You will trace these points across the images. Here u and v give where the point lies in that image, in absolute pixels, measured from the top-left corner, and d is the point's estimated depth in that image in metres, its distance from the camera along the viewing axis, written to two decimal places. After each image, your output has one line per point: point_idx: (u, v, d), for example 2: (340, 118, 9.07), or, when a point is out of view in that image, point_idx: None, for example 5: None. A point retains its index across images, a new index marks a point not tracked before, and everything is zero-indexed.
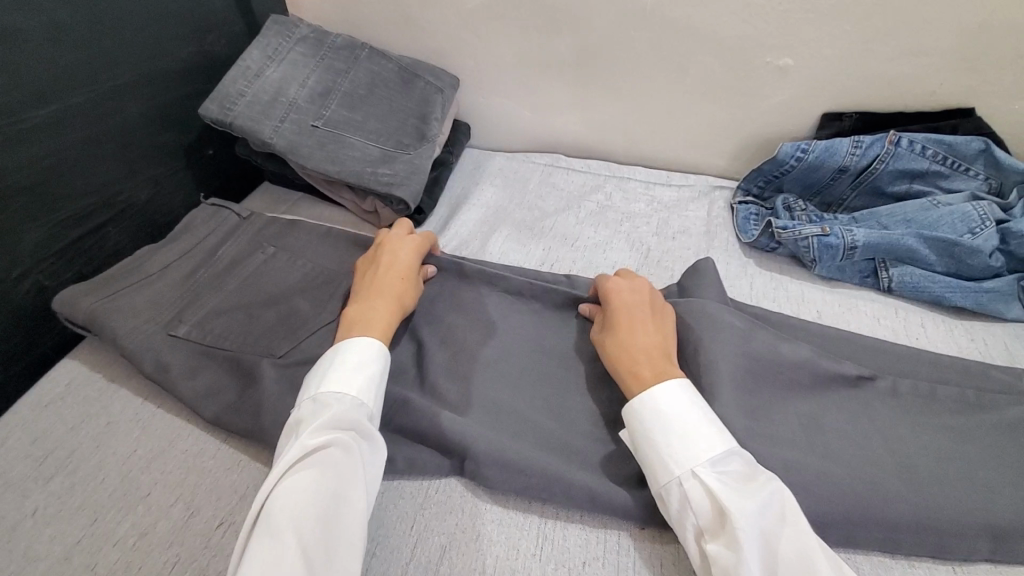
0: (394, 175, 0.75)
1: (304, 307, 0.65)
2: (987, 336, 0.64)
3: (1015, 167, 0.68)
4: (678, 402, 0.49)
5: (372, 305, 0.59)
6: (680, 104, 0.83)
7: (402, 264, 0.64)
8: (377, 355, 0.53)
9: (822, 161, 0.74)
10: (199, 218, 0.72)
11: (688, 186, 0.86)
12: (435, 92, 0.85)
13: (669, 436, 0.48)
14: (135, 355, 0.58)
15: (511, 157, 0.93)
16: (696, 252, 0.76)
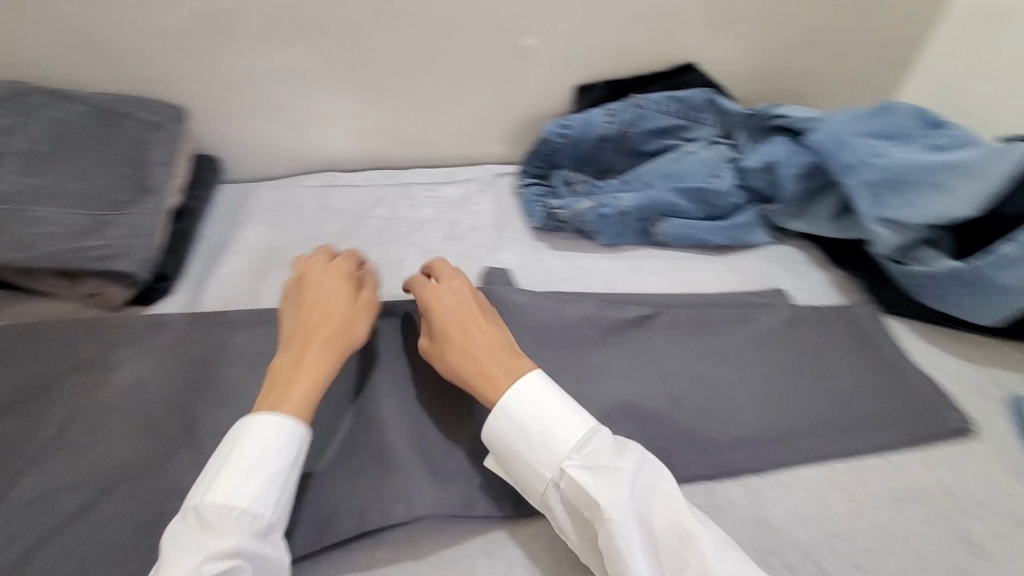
0: (109, 244, 0.61)
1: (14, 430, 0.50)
2: (745, 269, 0.72)
3: (734, 110, 0.76)
4: (527, 397, 0.48)
5: (301, 355, 0.50)
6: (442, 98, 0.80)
7: (336, 302, 0.54)
8: (285, 438, 0.45)
9: (586, 133, 0.75)
10: None
11: (468, 180, 0.83)
12: (150, 130, 0.68)
13: (531, 439, 0.47)
14: None
15: (276, 186, 0.82)
16: (491, 249, 0.73)
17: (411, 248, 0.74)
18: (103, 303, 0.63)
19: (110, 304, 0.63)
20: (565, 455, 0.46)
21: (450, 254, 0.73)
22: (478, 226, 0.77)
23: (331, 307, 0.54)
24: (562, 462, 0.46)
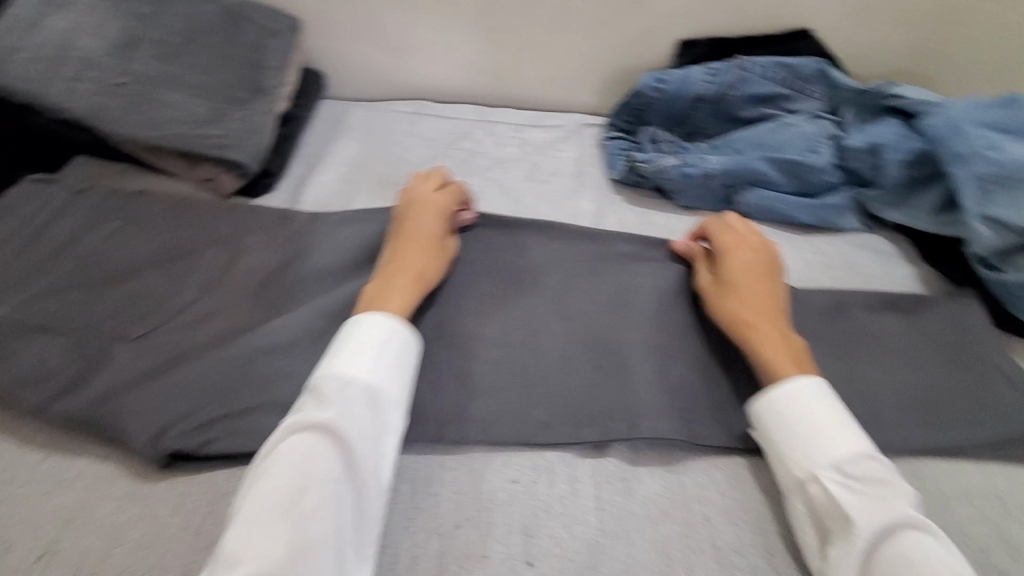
0: (226, 135, 0.65)
1: (158, 283, 0.54)
2: (892, 250, 0.68)
3: (847, 85, 0.72)
4: (821, 404, 0.44)
5: (392, 283, 0.51)
6: (540, 39, 0.80)
7: (428, 237, 0.55)
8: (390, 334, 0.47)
9: (836, 84, 0.73)
10: (21, 196, 0.60)
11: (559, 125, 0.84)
12: (270, 36, 0.75)
13: (807, 438, 0.43)
14: None
15: (371, 107, 0.86)
16: (568, 193, 0.74)
17: (491, 181, 0.74)
18: (215, 188, 0.68)
19: (222, 190, 0.68)
20: (824, 460, 0.42)
21: (559, 214, 0.71)
22: (599, 180, 0.75)
23: (420, 239, 0.54)
24: (816, 464, 0.42)
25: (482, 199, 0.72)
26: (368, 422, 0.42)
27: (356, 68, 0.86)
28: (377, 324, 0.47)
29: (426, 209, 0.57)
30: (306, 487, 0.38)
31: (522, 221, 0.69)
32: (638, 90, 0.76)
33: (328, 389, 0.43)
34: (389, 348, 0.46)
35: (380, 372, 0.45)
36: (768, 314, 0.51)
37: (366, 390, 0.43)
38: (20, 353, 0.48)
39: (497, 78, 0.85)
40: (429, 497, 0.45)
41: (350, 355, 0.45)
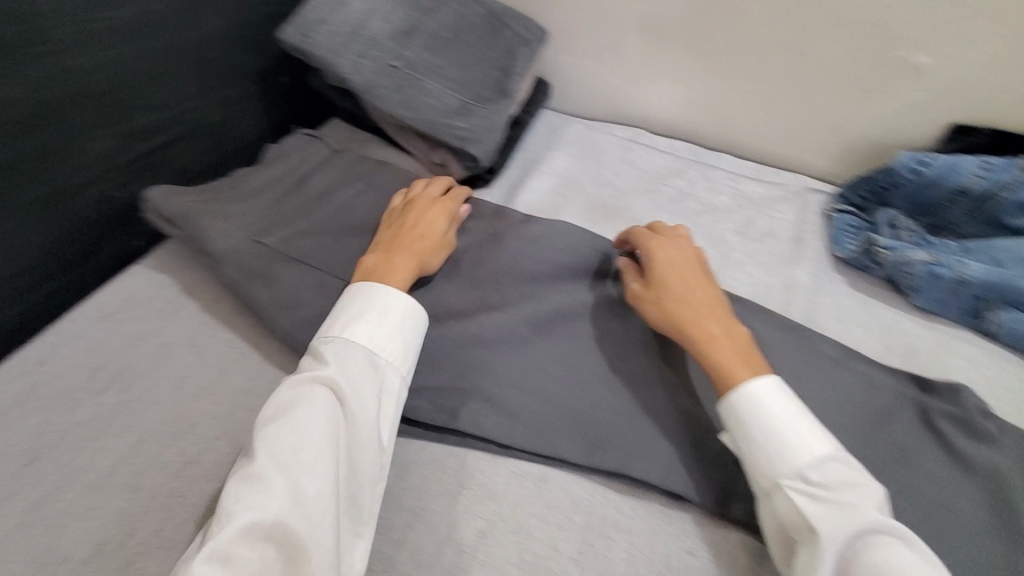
0: (470, 130, 0.69)
1: (392, 242, 0.59)
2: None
3: None
4: (796, 411, 0.44)
5: (392, 259, 0.54)
6: (786, 93, 0.76)
7: (435, 229, 0.57)
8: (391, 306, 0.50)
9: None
10: (294, 145, 0.69)
11: (781, 183, 0.79)
12: (521, 44, 0.78)
13: (772, 442, 0.43)
14: (219, 259, 0.54)
15: (589, 125, 0.87)
16: (781, 260, 0.69)
17: (700, 227, 0.71)
18: (443, 173, 0.73)
19: (449, 176, 0.73)
20: (785, 478, 0.42)
21: (769, 279, 0.66)
22: (817, 256, 0.70)
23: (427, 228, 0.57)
24: (779, 478, 0.42)
25: (689, 243, 0.70)
26: (368, 387, 0.46)
27: (585, 85, 0.87)
28: (378, 292, 0.50)
29: (681, 246, 0.56)
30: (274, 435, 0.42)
31: (728, 276, 0.66)
32: (891, 167, 0.69)
33: (335, 350, 0.47)
34: (399, 328, 0.49)
35: (377, 339, 0.48)
36: (724, 322, 0.50)
37: (367, 355, 0.47)
38: (277, 283, 0.54)
39: (725, 122, 0.82)
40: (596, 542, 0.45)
41: (361, 323, 0.49)
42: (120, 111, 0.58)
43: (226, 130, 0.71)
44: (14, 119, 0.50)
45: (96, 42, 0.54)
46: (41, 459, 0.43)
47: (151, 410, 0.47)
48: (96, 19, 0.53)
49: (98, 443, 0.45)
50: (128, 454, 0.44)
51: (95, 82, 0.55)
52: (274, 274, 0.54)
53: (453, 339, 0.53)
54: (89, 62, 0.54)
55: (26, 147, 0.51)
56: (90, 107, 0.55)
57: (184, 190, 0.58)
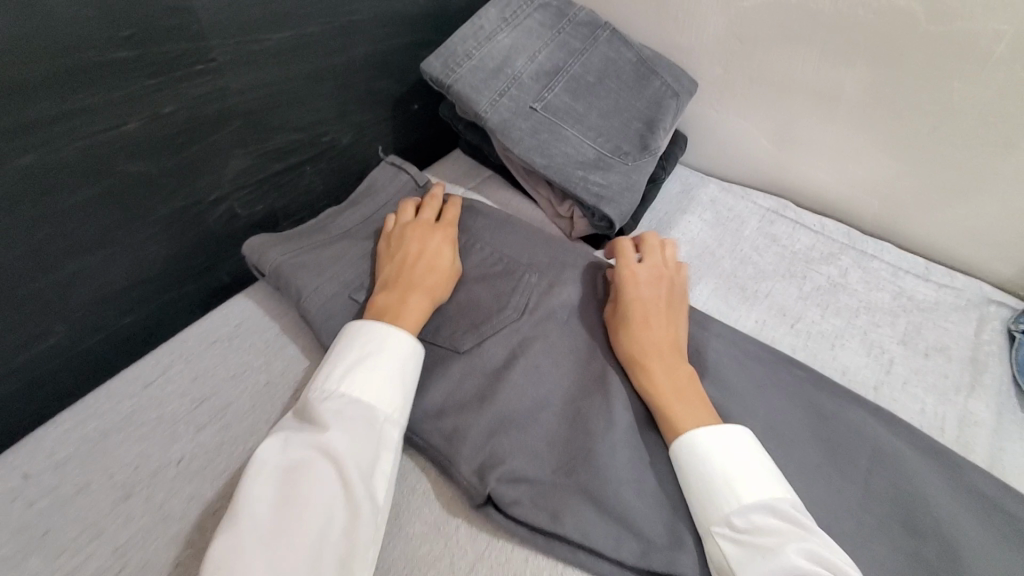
0: (605, 186, 0.63)
1: (484, 298, 0.55)
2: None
3: None
4: (741, 456, 0.42)
5: (407, 301, 0.50)
6: (982, 187, 0.64)
7: (443, 260, 0.54)
8: (370, 336, 0.46)
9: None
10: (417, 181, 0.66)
11: (954, 288, 0.67)
12: (670, 96, 0.72)
13: (708, 484, 0.41)
14: (313, 321, 0.51)
15: (726, 188, 0.78)
16: (955, 386, 0.58)
17: (855, 329, 0.62)
18: (566, 225, 0.68)
19: (572, 230, 0.67)
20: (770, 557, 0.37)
21: (940, 408, 0.56)
22: (1000, 387, 0.58)
23: (433, 258, 0.53)
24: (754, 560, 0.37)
25: (840, 347, 0.60)
26: (370, 447, 0.41)
27: (727, 145, 0.80)
28: (372, 332, 0.46)
29: (654, 275, 0.54)
30: (278, 514, 0.38)
31: (888, 397, 0.56)
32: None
33: (333, 406, 0.42)
34: (400, 373, 0.45)
35: (376, 393, 0.43)
36: (668, 361, 0.48)
37: (364, 408, 0.43)
38: None
39: (890, 206, 0.71)
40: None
41: (367, 372, 0.44)
42: (260, 133, 0.57)
43: (353, 154, 0.69)
44: (166, 135, 0.49)
45: (253, 65, 0.53)
46: (134, 496, 0.41)
47: (247, 457, 0.44)
48: (257, 41, 0.52)
49: (192, 488, 0.42)
50: (219, 506, 0.41)
51: (244, 102, 0.54)
52: None
53: (569, 431, 0.47)
54: (241, 84, 0.53)
55: (170, 164, 0.51)
56: (235, 128, 0.55)
57: (278, 242, 0.56)
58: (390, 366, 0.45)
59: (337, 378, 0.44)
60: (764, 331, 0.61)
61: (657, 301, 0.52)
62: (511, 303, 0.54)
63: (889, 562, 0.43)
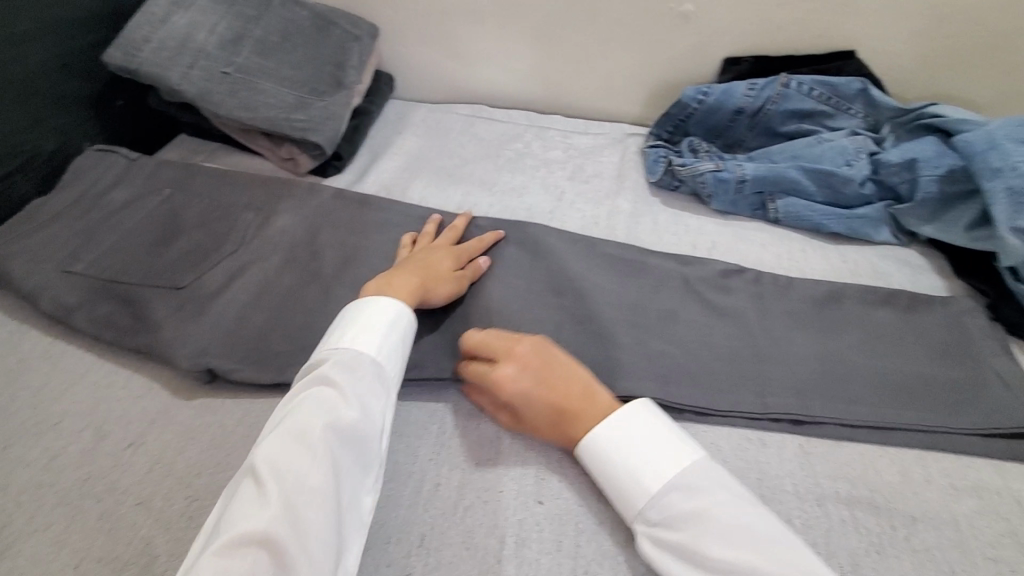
0: (308, 121, 0.75)
1: (205, 241, 0.64)
2: (924, 263, 0.68)
3: (888, 104, 0.74)
4: (643, 423, 0.44)
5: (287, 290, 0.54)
6: (593, 52, 0.86)
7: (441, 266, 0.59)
8: (389, 309, 0.51)
9: (875, 104, 0.75)
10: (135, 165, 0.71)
11: (604, 133, 0.89)
12: (351, 40, 0.84)
13: (631, 468, 0.42)
14: (33, 295, 0.57)
15: (432, 108, 0.94)
16: (607, 194, 0.78)
17: (536, 179, 0.80)
18: (293, 166, 0.78)
19: (299, 169, 0.77)
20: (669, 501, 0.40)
21: (598, 211, 0.75)
22: (637, 185, 0.80)
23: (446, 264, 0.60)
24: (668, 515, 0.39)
25: (526, 193, 0.78)
26: (367, 382, 0.45)
27: (425, 74, 0.95)
28: (384, 304, 0.51)
29: (508, 341, 0.50)
30: (280, 444, 0.40)
31: (560, 215, 0.74)
32: (681, 100, 0.81)
33: (342, 361, 0.46)
34: (389, 325, 0.50)
35: (379, 349, 0.48)
36: (532, 395, 0.47)
37: (373, 364, 0.47)
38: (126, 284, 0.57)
39: (549, 87, 0.92)
40: (509, 462, 0.48)
41: (363, 331, 0.49)
42: None
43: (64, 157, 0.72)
44: None
45: None
46: None
47: None
48: None
49: None
50: None
51: None
52: None
53: (304, 305, 0.58)
54: None
55: None
56: None
57: None
58: (391, 329, 0.50)
59: (351, 341, 0.48)
60: (468, 200, 0.76)
61: (517, 373, 0.48)
62: (229, 240, 0.65)
63: (553, 307, 0.60)
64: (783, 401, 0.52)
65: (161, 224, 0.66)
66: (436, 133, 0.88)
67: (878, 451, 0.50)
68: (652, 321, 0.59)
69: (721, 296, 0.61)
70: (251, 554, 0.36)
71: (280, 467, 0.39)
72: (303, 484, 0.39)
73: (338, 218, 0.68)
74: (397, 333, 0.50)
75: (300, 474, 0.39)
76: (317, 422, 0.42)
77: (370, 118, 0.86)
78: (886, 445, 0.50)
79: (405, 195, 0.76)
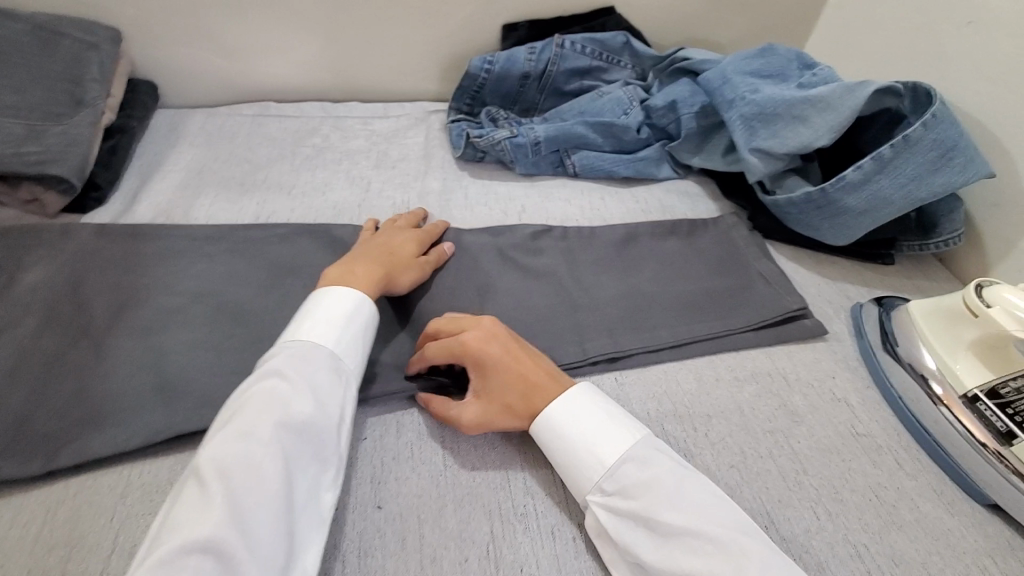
0: (42, 151, 0.63)
1: None
2: (700, 191, 0.77)
3: (648, 54, 0.82)
4: (591, 407, 0.46)
5: (346, 270, 0.54)
6: (375, 32, 0.83)
7: (402, 249, 0.59)
8: (356, 303, 0.50)
9: (638, 54, 0.83)
10: None
11: (405, 114, 0.87)
12: (88, 49, 0.72)
13: (581, 446, 0.45)
14: None
15: (211, 113, 0.84)
16: (416, 175, 0.77)
17: (340, 173, 0.77)
18: (40, 210, 0.65)
19: (47, 210, 0.65)
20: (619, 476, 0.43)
21: (408, 195, 0.74)
22: (444, 161, 0.79)
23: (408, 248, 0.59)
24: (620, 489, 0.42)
25: (331, 190, 0.74)
26: (328, 378, 0.45)
27: (193, 75, 0.84)
28: (340, 295, 0.50)
29: (475, 320, 0.51)
30: (226, 444, 0.38)
31: (370, 206, 0.72)
32: (469, 72, 0.81)
33: (293, 355, 0.45)
34: (348, 320, 0.49)
35: (337, 343, 0.47)
36: (502, 363, 0.48)
37: (330, 358, 0.46)
38: None
39: (338, 74, 0.87)
40: (344, 476, 0.47)
41: (317, 325, 0.48)
42: None
43: None
44: None
45: None
46: None
47: None
48: None
49: None
50: None
51: None
52: None
53: (74, 369, 0.50)
54: None
55: None
56: None
57: None
58: (347, 322, 0.49)
59: (310, 332, 0.47)
60: (266, 208, 0.70)
61: (487, 340, 0.49)
62: None
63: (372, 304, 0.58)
64: (597, 344, 0.56)
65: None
66: (218, 140, 0.80)
67: (679, 367, 0.56)
68: (472, 296, 0.60)
69: (532, 256, 0.64)
70: (191, 559, 0.34)
71: (230, 465, 0.38)
72: (253, 481, 0.37)
73: (105, 258, 0.59)
74: (348, 325, 0.49)
75: (252, 472, 0.38)
76: (270, 417, 0.41)
77: (132, 135, 0.75)
78: (685, 360, 0.57)
79: (190, 216, 0.68)
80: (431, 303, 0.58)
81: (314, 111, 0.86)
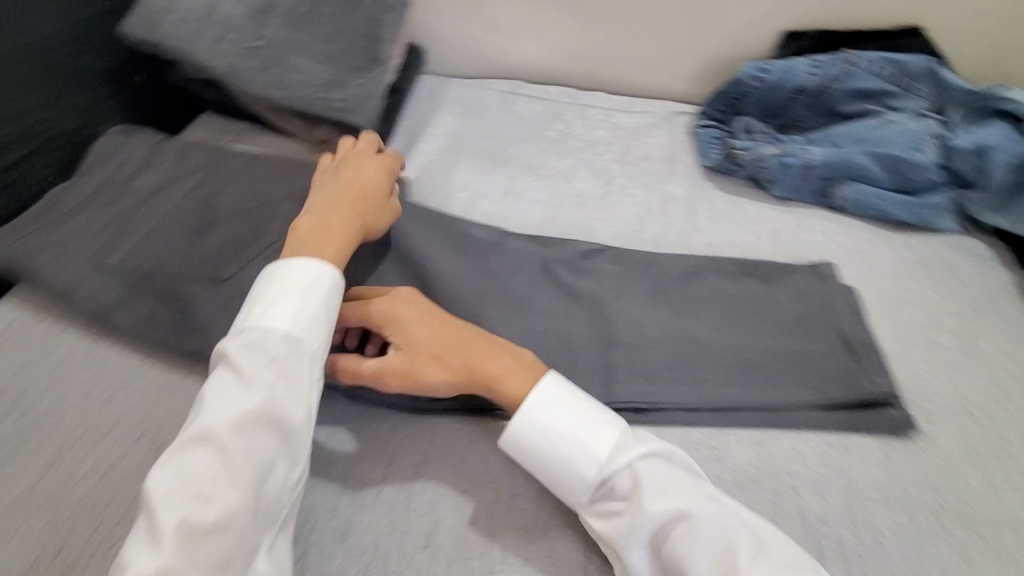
0: (344, 101, 0.70)
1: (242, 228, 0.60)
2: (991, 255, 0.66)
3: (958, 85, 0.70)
4: (550, 402, 0.45)
5: (328, 222, 0.51)
6: (642, 24, 0.81)
7: (376, 185, 0.57)
8: (321, 276, 0.46)
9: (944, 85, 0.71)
10: (156, 150, 0.67)
11: (650, 111, 0.84)
12: None
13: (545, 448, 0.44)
14: (68, 292, 0.55)
15: (467, 84, 0.88)
16: (659, 177, 0.74)
17: (584, 162, 0.76)
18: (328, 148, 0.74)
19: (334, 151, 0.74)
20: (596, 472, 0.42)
21: (650, 197, 0.72)
22: (690, 168, 0.76)
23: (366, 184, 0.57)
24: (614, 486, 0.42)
25: (575, 178, 0.74)
26: (294, 373, 0.42)
27: (456, 44, 0.89)
28: (301, 265, 0.47)
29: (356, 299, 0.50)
30: (191, 454, 0.38)
31: (612, 201, 0.71)
32: (738, 78, 0.76)
33: (252, 343, 0.43)
34: (308, 292, 0.46)
35: (301, 322, 0.44)
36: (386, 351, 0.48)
37: (287, 345, 0.43)
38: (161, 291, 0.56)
39: (590, 60, 0.86)
40: None
41: (277, 309, 0.44)
42: None
43: (86, 136, 0.69)
44: None
45: None
46: None
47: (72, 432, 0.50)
48: None
49: (9, 470, 0.48)
50: (46, 473, 0.48)
51: None
52: (145, 289, 0.56)
53: None
54: None
55: None
56: None
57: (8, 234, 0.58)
58: (313, 292, 0.46)
59: (253, 319, 0.44)
60: (515, 184, 0.73)
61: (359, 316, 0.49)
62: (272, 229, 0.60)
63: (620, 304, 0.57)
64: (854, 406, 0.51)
65: (193, 213, 0.61)
66: (472, 111, 0.84)
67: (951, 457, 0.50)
68: (721, 318, 0.56)
69: (791, 290, 0.59)
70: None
71: (189, 471, 0.38)
72: (217, 492, 0.37)
73: None
74: (319, 297, 0.46)
75: (216, 487, 0.37)
76: (221, 422, 0.39)
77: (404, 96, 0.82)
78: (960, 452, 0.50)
79: (448, 181, 0.72)
80: (680, 317, 0.56)
81: (561, 95, 0.87)
